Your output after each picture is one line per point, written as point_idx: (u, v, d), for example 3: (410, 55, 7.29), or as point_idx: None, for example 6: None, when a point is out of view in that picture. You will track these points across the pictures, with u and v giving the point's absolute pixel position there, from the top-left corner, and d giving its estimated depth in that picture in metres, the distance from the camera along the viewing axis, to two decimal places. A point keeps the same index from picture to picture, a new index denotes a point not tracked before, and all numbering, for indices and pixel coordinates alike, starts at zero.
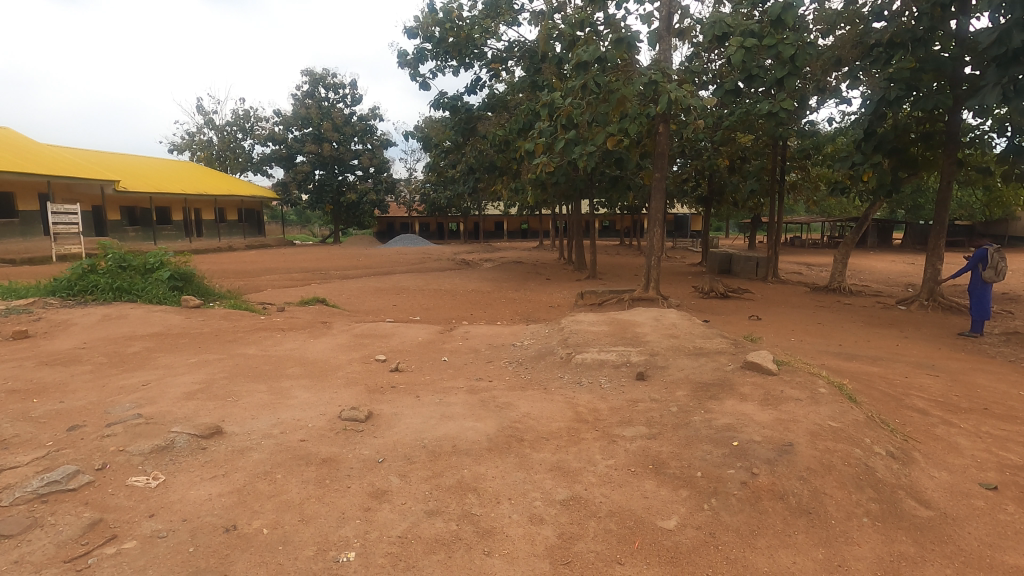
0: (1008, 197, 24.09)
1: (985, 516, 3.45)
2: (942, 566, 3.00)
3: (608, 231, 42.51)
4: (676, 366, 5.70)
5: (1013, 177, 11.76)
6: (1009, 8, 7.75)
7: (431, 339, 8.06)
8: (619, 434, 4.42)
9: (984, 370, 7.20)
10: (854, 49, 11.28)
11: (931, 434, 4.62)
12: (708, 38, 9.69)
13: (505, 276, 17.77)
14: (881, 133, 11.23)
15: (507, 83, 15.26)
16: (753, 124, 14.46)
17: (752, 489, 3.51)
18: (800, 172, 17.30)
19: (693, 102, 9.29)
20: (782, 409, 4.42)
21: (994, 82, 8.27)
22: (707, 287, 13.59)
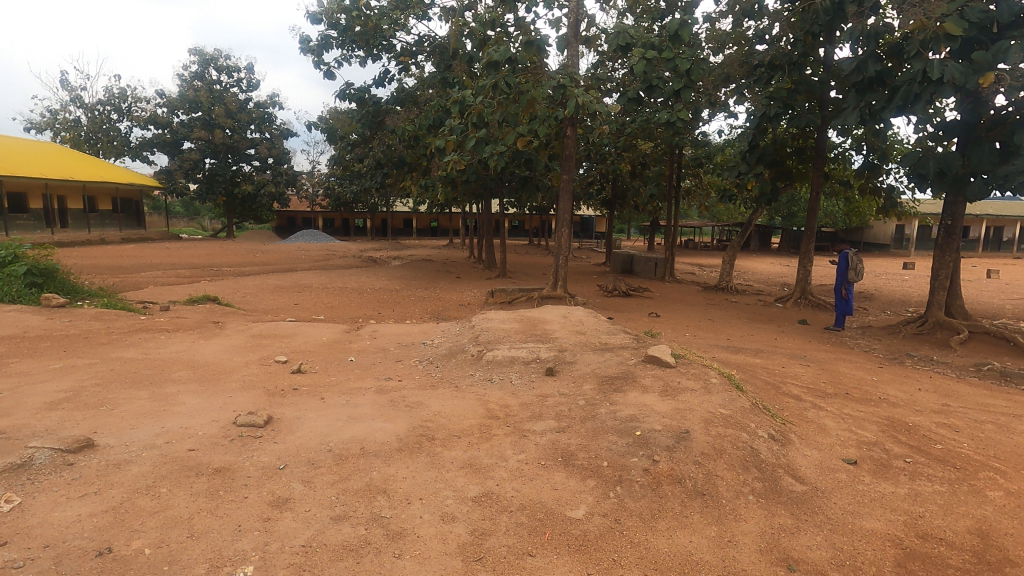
0: (863, 207, 27.47)
1: (847, 487, 3.90)
2: (814, 534, 3.36)
3: (517, 231, 43.19)
4: (583, 361, 5.89)
5: (867, 190, 13.40)
6: (865, 41, 8.85)
7: (337, 339, 7.72)
8: (530, 428, 4.49)
9: (845, 360, 8.15)
10: (740, 68, 12.24)
11: (804, 417, 5.14)
12: (612, 47, 10.13)
13: (414, 274, 17.45)
14: (762, 147, 12.43)
15: (417, 78, 14.99)
16: (653, 131, 15.30)
17: (653, 474, 3.71)
18: (694, 179, 18.54)
19: (599, 108, 9.66)
20: (679, 399, 4.71)
21: (853, 105, 9.33)
22: (610, 285, 14.20)
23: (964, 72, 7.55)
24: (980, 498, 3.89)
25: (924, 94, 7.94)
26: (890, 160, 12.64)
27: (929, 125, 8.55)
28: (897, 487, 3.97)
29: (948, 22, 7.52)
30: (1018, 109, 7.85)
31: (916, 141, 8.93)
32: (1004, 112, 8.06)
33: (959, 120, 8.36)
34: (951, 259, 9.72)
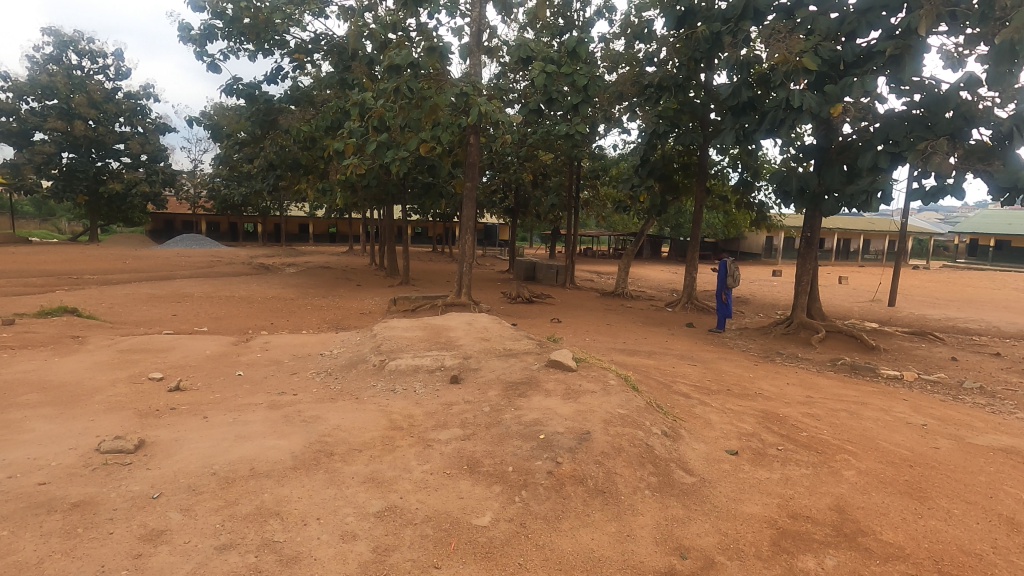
0: (739, 220, 30.26)
1: (730, 476, 4.24)
2: (703, 523, 3.60)
3: (420, 238, 42.63)
4: (488, 367, 5.90)
5: (742, 204, 14.78)
6: (739, 69, 9.78)
7: (223, 352, 7.12)
8: (434, 438, 4.41)
9: (727, 359, 8.89)
10: (632, 87, 13.01)
11: (692, 413, 5.52)
12: (514, 58, 10.35)
13: (311, 281, 16.61)
14: (652, 161, 13.32)
15: (313, 77, 14.36)
16: (553, 143, 15.81)
17: (557, 476, 3.79)
18: (591, 191, 19.40)
19: (501, 117, 9.82)
20: (580, 401, 4.86)
21: (730, 126, 10.30)
22: (514, 292, 14.43)
23: (818, 102, 8.60)
24: (837, 478, 4.39)
25: (787, 120, 8.93)
26: (761, 178, 14.04)
27: (792, 147, 9.63)
28: (772, 473, 4.38)
29: (805, 58, 8.53)
30: (860, 137, 9.08)
31: (782, 161, 10.01)
32: (849, 139, 9.27)
33: (815, 144, 9.50)
34: (811, 266, 10.95)
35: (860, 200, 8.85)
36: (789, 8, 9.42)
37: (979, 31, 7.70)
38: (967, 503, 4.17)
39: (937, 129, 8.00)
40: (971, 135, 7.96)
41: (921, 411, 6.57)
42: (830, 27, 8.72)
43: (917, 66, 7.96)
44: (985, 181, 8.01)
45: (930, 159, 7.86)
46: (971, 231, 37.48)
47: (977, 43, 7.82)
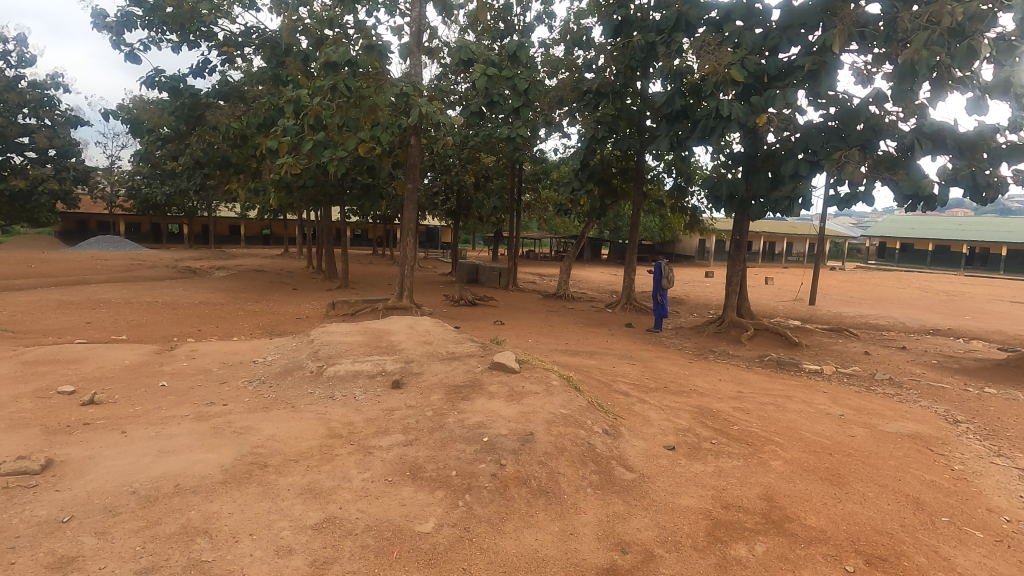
0: (674, 223, 31.42)
1: (668, 470, 4.39)
2: (642, 518, 3.70)
3: (360, 241, 41.63)
4: (430, 371, 5.83)
5: (677, 208, 15.35)
6: (672, 77, 10.16)
7: (144, 361, 6.66)
8: (375, 444, 4.31)
9: (664, 357, 9.20)
10: (572, 92, 13.26)
11: (632, 411, 5.68)
12: (455, 59, 10.30)
13: (243, 285, 15.85)
14: (591, 166, 13.64)
15: (244, 72, 13.71)
16: (495, 145, 15.85)
17: (500, 479, 3.78)
18: (533, 194, 19.58)
19: (442, 119, 9.73)
20: (523, 402, 4.89)
21: (665, 133, 10.69)
22: (456, 295, 14.32)
23: (745, 112, 9.07)
24: (766, 468, 4.63)
25: (717, 128, 9.37)
26: (694, 184, 14.64)
27: (721, 155, 10.10)
28: (706, 466, 4.56)
29: (733, 69, 8.98)
30: (783, 146, 9.64)
31: (713, 167, 10.48)
32: (773, 148, 9.82)
33: (742, 152, 10.02)
34: (741, 268, 11.51)
35: (783, 206, 9.40)
36: (718, 22, 9.90)
37: (885, 50, 8.36)
38: (879, 486, 4.50)
39: (849, 140, 8.63)
40: (879, 146, 8.62)
41: (838, 403, 7.05)
42: (755, 42, 9.23)
43: (831, 80, 8.55)
44: (891, 188, 8.68)
45: (844, 168, 8.46)
46: (880, 235, 40.65)
47: (883, 62, 8.49)
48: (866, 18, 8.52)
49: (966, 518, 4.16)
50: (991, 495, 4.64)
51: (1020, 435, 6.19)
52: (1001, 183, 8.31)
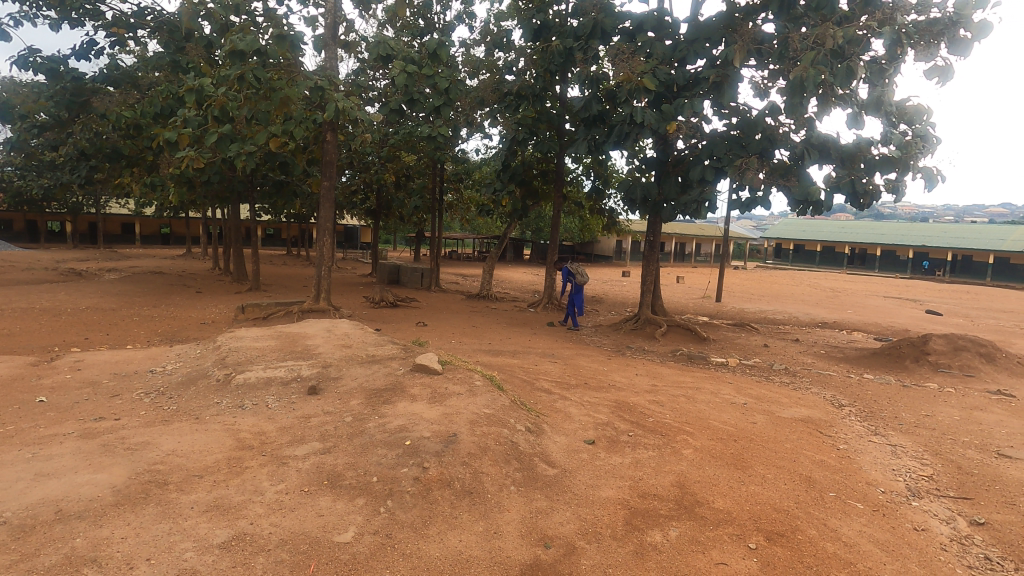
0: (593, 224, 32.43)
1: (588, 464, 4.52)
2: (565, 512, 3.77)
3: (273, 240, 39.53)
4: (349, 376, 5.63)
5: (595, 210, 15.85)
6: (589, 83, 10.48)
7: (17, 375, 5.93)
8: (290, 454, 4.10)
9: (584, 354, 9.47)
10: (493, 94, 13.34)
11: (553, 407, 5.79)
12: (372, 55, 10.03)
13: (139, 289, 14.55)
14: (513, 167, 13.80)
15: (138, 56, 12.57)
16: (415, 144, 15.58)
17: (423, 482, 3.73)
18: (455, 194, 19.46)
19: (360, 115, 9.43)
20: (446, 404, 4.83)
21: (583, 137, 11.02)
22: (377, 296, 13.95)
23: (657, 119, 9.53)
24: (678, 456, 4.89)
25: (631, 133, 9.77)
26: (611, 186, 15.18)
27: (636, 159, 10.55)
28: (624, 458, 4.75)
29: (645, 78, 9.39)
30: (691, 152, 10.21)
31: (628, 171, 10.92)
32: (682, 154, 10.39)
33: (655, 157, 10.52)
34: (654, 267, 12.08)
35: (692, 208, 9.97)
36: (631, 32, 10.34)
37: (779, 67, 9.09)
38: (778, 468, 4.89)
39: (749, 148, 9.30)
40: (775, 155, 9.35)
41: (742, 392, 7.59)
42: (666, 53, 9.73)
43: (733, 93, 9.18)
44: (785, 193, 9.46)
45: (745, 174, 9.09)
46: (777, 236, 44.15)
47: (778, 77, 9.22)
48: (762, 36, 9.22)
49: (849, 492, 4.61)
50: (869, 470, 5.18)
51: (893, 415, 6.97)
52: (875, 190, 9.28)
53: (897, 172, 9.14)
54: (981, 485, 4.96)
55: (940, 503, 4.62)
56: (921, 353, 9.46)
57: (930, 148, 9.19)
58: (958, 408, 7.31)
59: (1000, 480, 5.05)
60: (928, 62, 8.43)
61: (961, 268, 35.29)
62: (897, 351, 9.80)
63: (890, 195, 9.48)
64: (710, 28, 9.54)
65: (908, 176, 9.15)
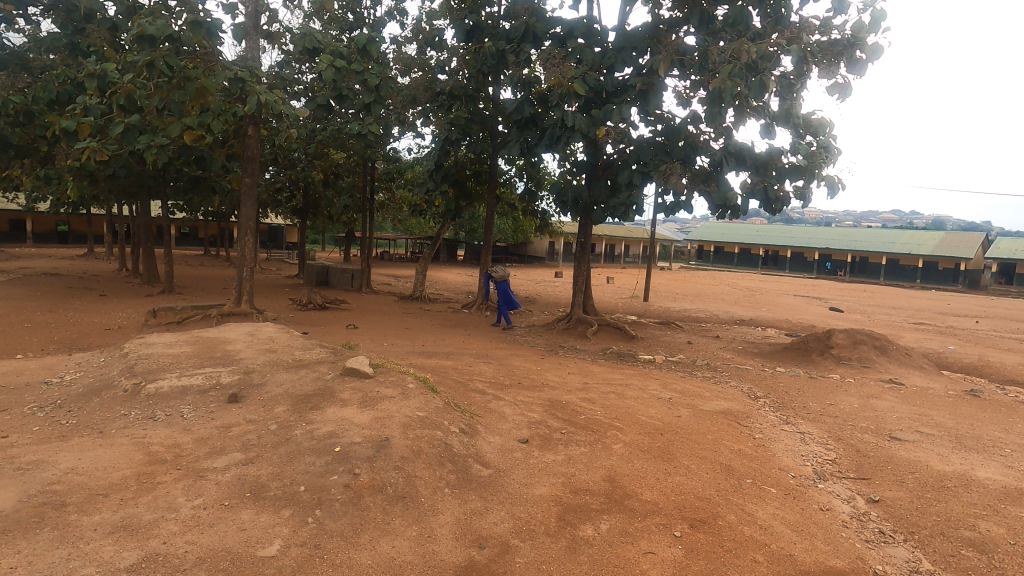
0: (526, 225, 32.81)
1: (522, 463, 4.56)
2: (499, 512, 3.79)
3: (188, 240, 37.08)
4: (274, 382, 5.36)
5: (528, 212, 16.02)
6: (521, 86, 10.59)
7: None
8: (208, 467, 3.86)
9: (518, 355, 9.55)
10: (425, 93, 13.19)
11: (487, 408, 5.80)
12: (298, 47, 9.64)
13: (30, 293, 13.19)
14: (446, 167, 13.69)
15: (29, 36, 11.40)
16: (345, 142, 15.13)
17: (354, 489, 3.62)
18: (387, 194, 19.06)
19: (285, 110, 9.04)
20: (378, 408, 4.70)
21: (516, 139, 11.13)
22: (304, 298, 13.41)
23: (587, 123, 9.79)
24: (609, 452, 5.03)
25: (562, 137, 9.97)
26: (543, 189, 15.41)
27: (567, 162, 10.77)
28: (557, 455, 4.83)
29: (575, 83, 9.61)
30: (619, 157, 10.55)
31: (560, 174, 11.13)
32: (611, 158, 10.71)
33: (585, 160, 10.79)
34: (585, 268, 12.36)
35: (621, 211, 10.30)
36: (562, 37, 10.55)
37: (700, 77, 9.58)
38: (701, 459, 5.14)
39: (673, 154, 9.74)
40: (696, 161, 9.84)
41: (668, 388, 7.93)
42: (595, 59, 10.01)
43: (658, 101, 9.59)
44: (705, 198, 9.98)
45: (669, 179, 9.50)
46: (699, 239, 46.50)
47: (698, 87, 9.71)
48: (685, 47, 9.68)
49: (764, 478, 4.93)
50: (781, 456, 5.57)
51: (801, 405, 7.52)
52: (785, 197, 9.98)
53: (804, 180, 9.87)
54: (876, 465, 5.46)
55: (842, 484, 5.04)
56: (826, 347, 10.27)
57: (832, 158, 9.99)
58: (856, 396, 8.01)
59: (891, 460, 5.58)
60: (830, 79, 9.18)
61: (859, 269, 38.67)
62: (805, 345, 10.58)
63: (798, 201, 10.22)
64: (636, 38, 9.91)
65: (814, 184, 9.91)
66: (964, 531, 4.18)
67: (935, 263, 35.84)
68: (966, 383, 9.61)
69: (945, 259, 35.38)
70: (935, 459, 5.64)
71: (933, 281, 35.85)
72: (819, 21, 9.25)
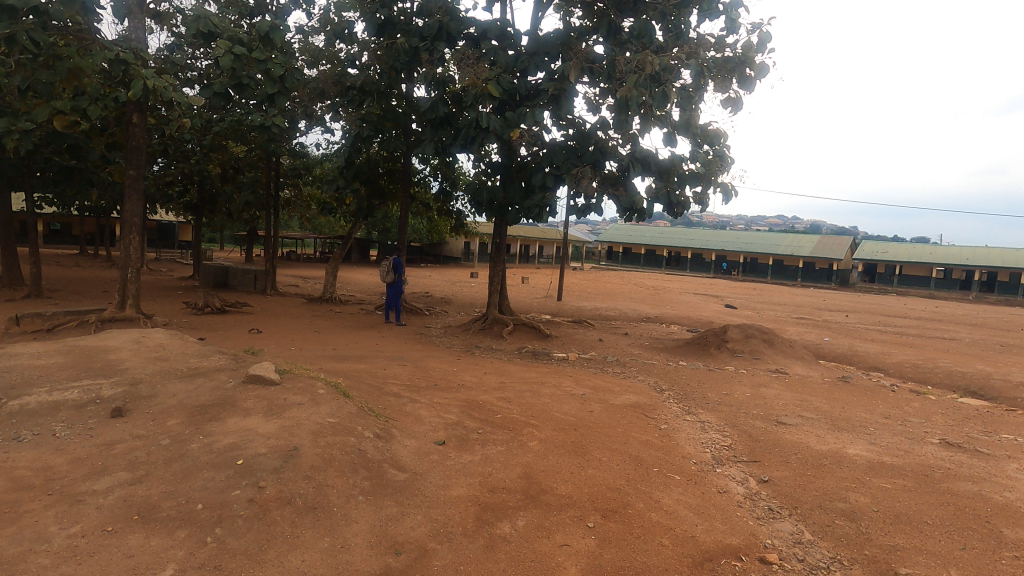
0: (440, 225, 32.54)
1: (439, 465, 4.51)
2: (416, 516, 3.72)
3: (59, 237, 33.10)
4: (166, 393, 4.92)
5: (443, 212, 15.88)
6: (436, 85, 10.50)
7: None
8: (88, 489, 3.48)
9: (434, 356, 9.45)
10: (334, 86, 12.72)
11: (403, 411, 5.69)
12: (191, 30, 8.94)
13: None
14: (357, 164, 13.26)
15: None
16: (246, 134, 14.21)
17: (259, 503, 3.41)
18: (293, 191, 18.11)
19: (177, 97, 8.31)
20: (285, 416, 4.45)
21: (430, 138, 11.02)
22: (200, 302, 12.43)
23: (501, 125, 9.87)
24: (525, 449, 5.11)
25: (477, 138, 10.03)
26: (458, 189, 15.35)
27: (482, 163, 10.81)
28: (474, 455, 4.83)
29: (489, 85, 9.66)
30: (532, 159, 10.74)
31: (475, 174, 11.14)
32: (525, 160, 10.87)
33: (499, 162, 10.88)
34: (500, 269, 12.46)
35: (535, 212, 10.49)
36: (476, 38, 10.58)
37: (608, 85, 9.99)
38: (612, 451, 5.36)
39: (584, 159, 10.07)
40: (606, 166, 10.24)
41: (580, 384, 8.19)
42: (509, 62, 10.12)
43: (570, 106, 9.88)
44: (614, 202, 10.41)
45: (581, 182, 9.81)
46: (608, 240, 48.47)
47: (607, 95, 10.12)
48: (594, 56, 10.07)
49: (669, 466, 5.23)
50: (684, 444, 5.94)
51: (701, 396, 8.07)
52: (686, 201, 10.65)
53: (702, 187, 10.60)
54: (765, 449, 5.98)
55: (736, 468, 5.46)
56: (722, 341, 11.09)
57: (726, 167, 10.80)
58: (749, 385, 8.71)
59: (778, 443, 6.13)
60: (724, 93, 9.93)
61: (750, 269, 42.16)
62: (704, 340, 11.35)
63: (697, 206, 10.94)
64: (548, 43, 10.16)
65: (711, 190, 10.66)
66: (838, 503, 4.68)
67: (813, 263, 39.84)
68: (839, 371, 10.77)
69: (820, 260, 39.45)
70: (814, 440, 6.26)
71: (811, 280, 39.82)
72: (714, 39, 9.97)
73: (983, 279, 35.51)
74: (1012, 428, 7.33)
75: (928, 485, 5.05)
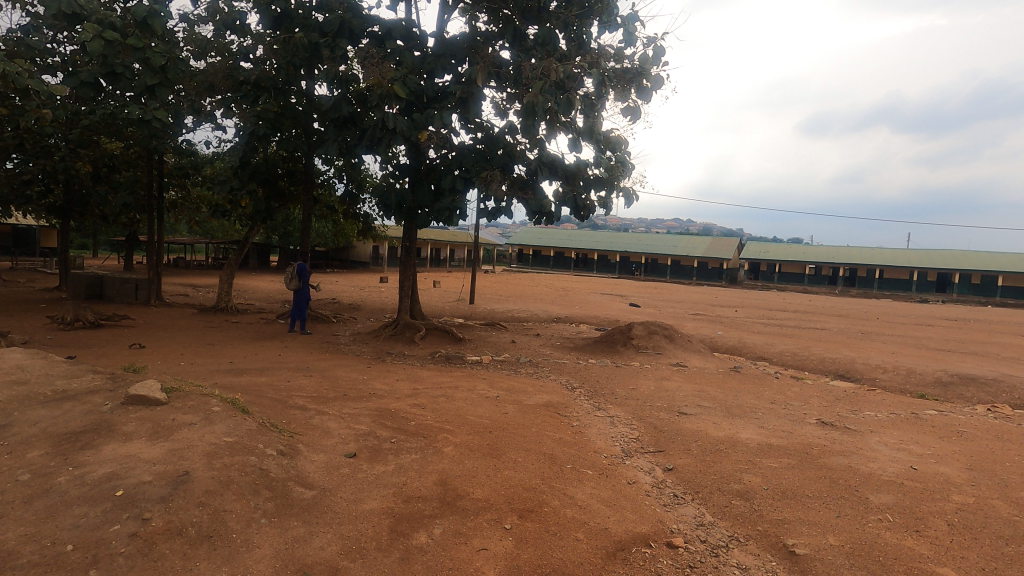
0: (347, 228, 31.41)
1: (350, 479, 4.31)
2: (326, 535, 3.52)
3: None
4: (25, 422, 4.29)
5: (348, 215, 15.29)
6: (338, 83, 10.09)
7: None
8: None
9: (342, 365, 9.05)
10: (226, 81, 11.86)
11: (308, 425, 5.37)
12: (51, 11, 7.94)
13: None
14: (252, 164, 12.41)
15: None
16: (122, 129, 12.86)
17: (143, 537, 3.07)
18: (180, 192, 16.64)
19: (35, 85, 7.31)
20: (174, 438, 4.05)
21: (333, 138, 10.56)
22: (69, 316, 11.05)
23: (408, 126, 9.71)
24: (439, 455, 5.03)
25: (383, 139, 9.82)
26: (365, 191, 14.84)
27: (389, 164, 10.52)
28: (386, 466, 4.67)
29: (396, 85, 9.43)
30: (441, 162, 10.63)
31: (382, 176, 10.84)
32: (434, 163, 10.74)
33: (407, 164, 10.67)
34: (411, 273, 12.22)
35: (445, 215, 10.38)
36: (380, 37, 10.31)
37: (515, 90, 10.16)
38: (527, 451, 5.41)
39: (492, 162, 10.12)
40: (514, 169, 10.36)
41: (494, 386, 8.21)
42: (415, 63, 9.95)
43: (477, 110, 9.91)
44: (523, 205, 10.56)
45: (490, 186, 9.88)
46: (518, 243, 49.29)
47: (514, 100, 10.27)
48: (500, 61, 10.20)
49: (583, 461, 5.38)
50: (595, 440, 6.14)
51: (610, 392, 8.38)
52: (591, 205, 11.01)
53: (606, 190, 11.02)
54: (669, 439, 6.32)
55: (644, 459, 5.73)
56: (628, 338, 11.60)
57: (626, 172, 11.33)
58: (653, 380, 9.17)
59: (681, 433, 6.51)
60: (624, 102, 10.42)
61: (650, 269, 44.62)
62: (611, 338, 11.82)
63: (602, 209, 11.38)
64: (455, 46, 10.13)
65: (613, 194, 11.13)
66: (733, 484, 5.05)
67: (706, 263, 42.91)
68: (730, 361, 11.64)
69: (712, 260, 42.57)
70: (711, 427, 6.72)
71: (705, 279, 42.85)
72: (613, 50, 10.43)
73: (846, 275, 39.97)
74: (873, 405, 8.30)
75: (809, 461, 5.59)
